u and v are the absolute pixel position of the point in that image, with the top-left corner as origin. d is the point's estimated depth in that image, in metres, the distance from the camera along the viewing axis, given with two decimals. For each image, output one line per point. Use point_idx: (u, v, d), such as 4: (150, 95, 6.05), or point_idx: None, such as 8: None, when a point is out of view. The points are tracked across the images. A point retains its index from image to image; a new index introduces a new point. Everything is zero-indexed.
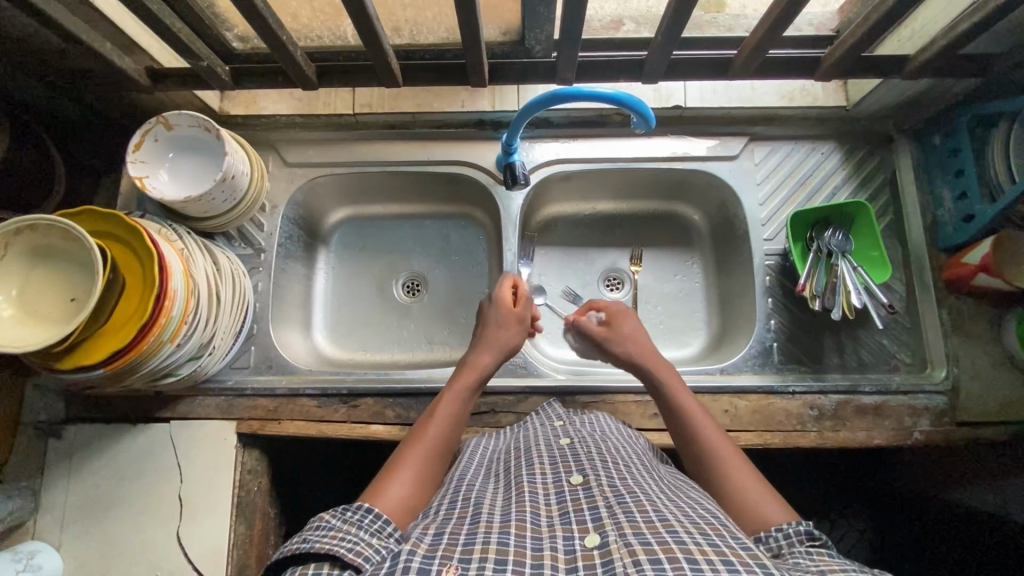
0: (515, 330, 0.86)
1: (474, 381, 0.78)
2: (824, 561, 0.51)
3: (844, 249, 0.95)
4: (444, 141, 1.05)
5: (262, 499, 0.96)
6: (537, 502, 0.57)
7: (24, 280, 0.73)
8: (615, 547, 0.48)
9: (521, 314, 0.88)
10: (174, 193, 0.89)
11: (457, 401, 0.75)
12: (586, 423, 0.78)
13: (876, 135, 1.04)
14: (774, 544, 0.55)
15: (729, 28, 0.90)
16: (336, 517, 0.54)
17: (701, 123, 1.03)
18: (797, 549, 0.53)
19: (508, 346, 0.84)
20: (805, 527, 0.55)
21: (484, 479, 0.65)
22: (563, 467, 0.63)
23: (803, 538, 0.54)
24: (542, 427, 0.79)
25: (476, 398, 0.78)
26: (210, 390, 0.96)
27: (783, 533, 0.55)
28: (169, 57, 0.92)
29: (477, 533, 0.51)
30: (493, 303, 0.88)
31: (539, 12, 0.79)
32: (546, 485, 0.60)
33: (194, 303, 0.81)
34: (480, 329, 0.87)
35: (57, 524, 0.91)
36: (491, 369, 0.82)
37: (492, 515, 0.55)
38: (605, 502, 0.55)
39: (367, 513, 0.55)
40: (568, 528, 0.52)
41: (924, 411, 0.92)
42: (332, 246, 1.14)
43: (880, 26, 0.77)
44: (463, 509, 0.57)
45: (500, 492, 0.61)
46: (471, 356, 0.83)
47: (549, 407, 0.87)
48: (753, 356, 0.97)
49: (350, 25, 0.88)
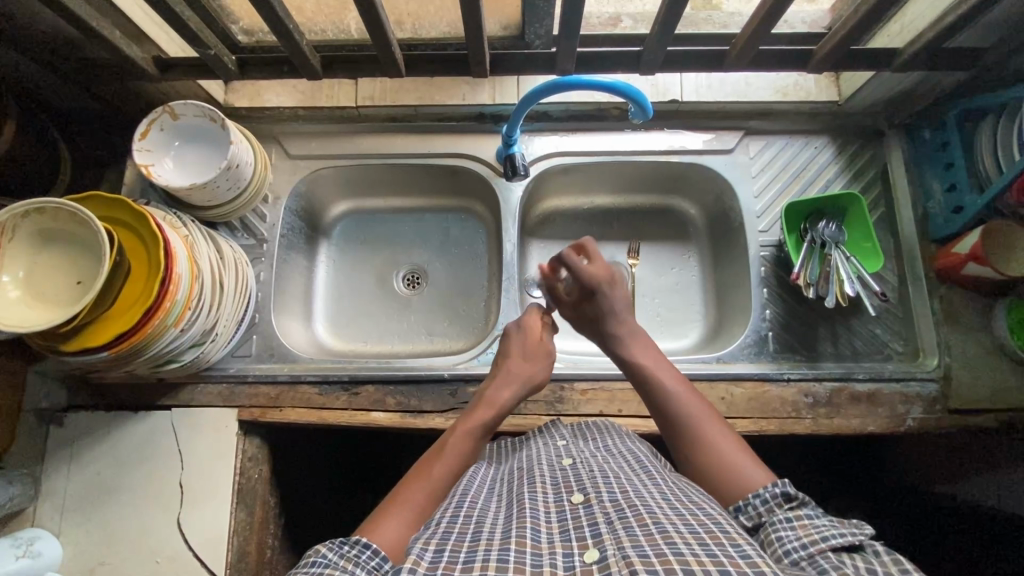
0: (539, 362, 0.86)
1: (491, 419, 0.76)
2: (804, 528, 0.55)
3: (837, 240, 0.97)
4: (445, 134, 1.07)
5: (262, 486, 0.97)
6: (538, 520, 0.58)
7: (31, 261, 0.73)
8: (613, 561, 0.49)
9: (548, 347, 0.88)
10: (177, 180, 0.90)
11: (471, 438, 0.73)
12: (589, 443, 0.79)
13: (867, 129, 1.06)
14: (754, 512, 0.60)
15: (724, 24, 0.93)
16: (333, 552, 0.55)
17: (697, 118, 1.06)
18: (777, 517, 0.58)
19: (530, 382, 0.84)
20: (781, 489, 0.60)
21: (486, 496, 0.67)
22: (565, 488, 0.64)
23: (780, 500, 0.60)
24: (545, 446, 0.79)
25: (490, 433, 0.77)
26: (211, 378, 0.97)
27: (761, 499, 0.60)
28: (177, 48, 0.94)
29: (477, 550, 0.53)
30: (521, 331, 0.89)
31: (539, 6, 0.81)
32: (547, 505, 0.61)
33: (198, 288, 0.82)
34: (503, 358, 0.87)
35: (56, 512, 0.91)
36: (510, 404, 0.80)
37: (493, 533, 0.56)
38: (605, 518, 0.56)
39: (365, 549, 0.56)
40: (568, 544, 0.53)
41: (916, 398, 0.94)
42: (333, 239, 1.16)
43: (868, 20, 0.79)
44: (465, 525, 0.59)
45: (501, 511, 0.62)
46: (490, 391, 0.81)
47: (555, 429, 0.86)
48: (750, 345, 0.98)
49: (353, 18, 0.90)
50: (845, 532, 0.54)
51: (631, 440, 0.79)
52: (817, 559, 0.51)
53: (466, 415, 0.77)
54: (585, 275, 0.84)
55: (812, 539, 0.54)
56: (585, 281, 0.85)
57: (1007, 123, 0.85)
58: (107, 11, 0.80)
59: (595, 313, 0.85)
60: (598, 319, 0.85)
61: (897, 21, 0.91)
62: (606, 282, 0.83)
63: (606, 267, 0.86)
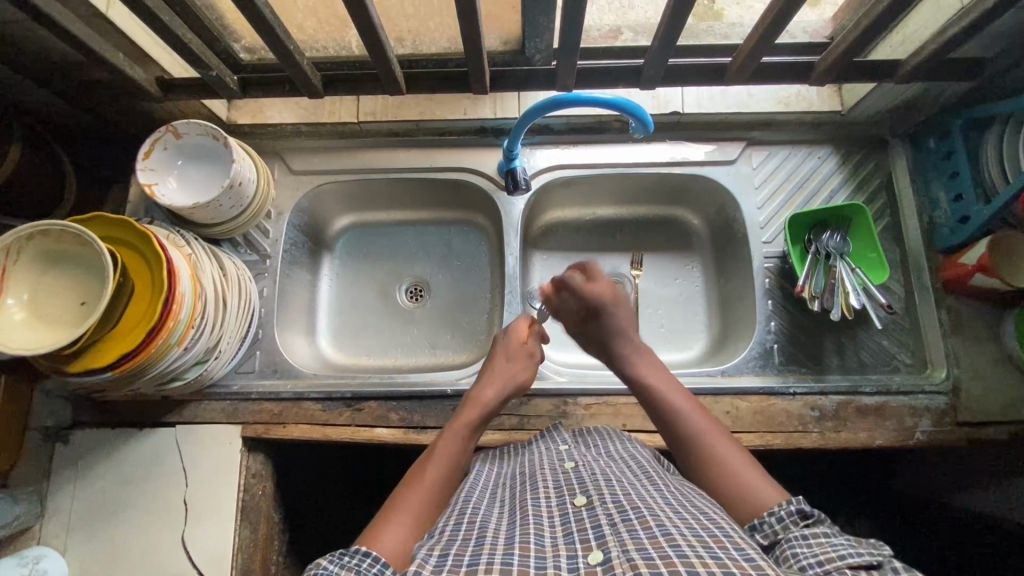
0: (524, 364, 0.86)
1: (475, 418, 0.77)
2: (820, 545, 0.54)
3: (842, 251, 0.96)
4: (447, 147, 1.07)
5: (267, 503, 0.97)
6: (541, 524, 0.57)
7: (36, 283, 0.74)
8: (617, 563, 0.48)
9: (532, 349, 0.88)
10: (182, 200, 0.91)
11: (458, 437, 0.75)
12: (592, 447, 0.78)
13: (872, 138, 1.05)
14: (769, 530, 0.59)
15: (725, 36, 0.93)
16: (333, 564, 0.55)
17: (698, 129, 1.05)
18: (793, 534, 0.57)
19: (514, 381, 0.84)
20: (796, 507, 0.60)
21: (489, 501, 0.66)
22: (567, 491, 0.63)
23: (795, 518, 0.59)
24: (547, 451, 0.79)
25: (479, 433, 0.78)
26: (215, 395, 0.97)
27: (776, 517, 0.60)
28: (180, 68, 0.95)
29: (482, 554, 0.52)
30: (506, 334, 0.89)
31: (539, 22, 0.81)
32: (550, 508, 0.60)
33: (201, 306, 0.82)
34: (488, 359, 0.88)
35: (62, 530, 0.92)
36: (495, 404, 0.81)
37: (497, 537, 0.56)
38: (608, 520, 0.55)
39: (365, 557, 0.55)
40: (571, 547, 0.53)
41: (925, 412, 0.93)
42: (337, 252, 1.16)
43: (869, 32, 0.79)
44: (469, 531, 0.58)
45: (504, 515, 0.61)
46: (475, 391, 0.82)
47: (555, 433, 0.85)
48: (754, 357, 0.97)
49: (354, 36, 0.90)
50: (864, 552, 0.52)
51: (630, 441, 0.80)
52: (833, 575, 0.50)
53: (454, 417, 0.79)
54: (588, 295, 0.85)
55: (829, 556, 0.53)
56: (587, 300, 0.85)
57: (1014, 130, 0.85)
58: (110, 34, 0.81)
59: (603, 330, 0.85)
60: (607, 334, 0.85)
61: (899, 31, 0.90)
62: (613, 300, 0.84)
63: (610, 286, 0.87)
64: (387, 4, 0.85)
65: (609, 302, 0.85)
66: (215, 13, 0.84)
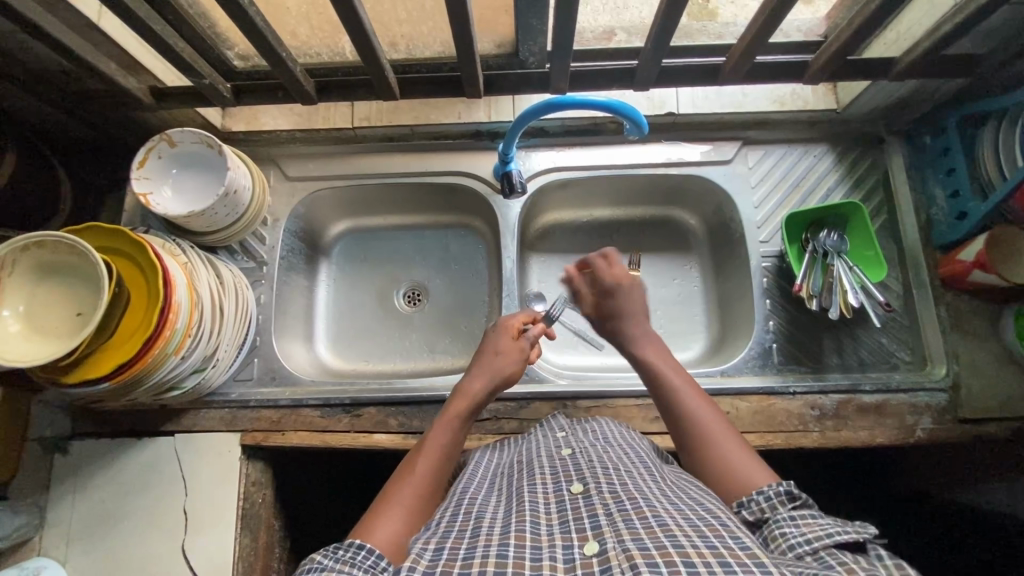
0: (513, 355, 0.84)
1: (464, 409, 0.76)
2: (808, 526, 0.54)
3: (839, 249, 0.97)
4: (443, 151, 1.08)
5: (266, 511, 0.96)
6: (537, 511, 0.57)
7: (30, 295, 0.73)
8: (614, 554, 0.48)
9: (523, 345, 0.86)
10: (177, 208, 0.91)
11: (450, 429, 0.74)
12: (589, 433, 0.78)
13: (867, 136, 1.05)
14: (757, 509, 0.59)
15: (718, 35, 0.92)
16: (329, 558, 0.54)
17: (693, 128, 1.05)
18: (781, 515, 0.56)
19: (503, 373, 0.82)
20: (784, 487, 0.59)
21: (485, 492, 0.65)
22: (564, 477, 0.63)
23: (784, 498, 0.58)
24: (545, 437, 0.78)
25: (468, 425, 0.77)
26: (214, 403, 0.97)
27: (764, 496, 0.59)
28: (172, 77, 0.95)
29: (476, 546, 0.52)
30: (497, 328, 0.87)
31: (532, 26, 0.80)
32: (546, 495, 0.60)
33: (197, 316, 0.82)
34: (479, 352, 0.86)
35: (62, 541, 0.91)
36: (483, 396, 0.80)
37: (493, 527, 0.55)
38: (604, 510, 0.55)
39: (360, 550, 0.55)
40: (568, 536, 0.52)
41: (925, 409, 0.93)
42: (333, 258, 1.16)
43: (862, 31, 0.78)
44: (465, 521, 0.58)
45: (501, 506, 0.61)
46: (463, 381, 0.81)
47: (554, 419, 0.85)
48: (753, 357, 0.97)
49: (349, 42, 0.90)
50: (849, 529, 0.52)
51: (625, 429, 0.80)
52: (821, 555, 0.50)
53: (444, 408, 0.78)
54: (607, 274, 0.88)
55: (816, 535, 0.52)
56: (604, 281, 0.88)
57: (1008, 128, 0.84)
58: (102, 44, 0.81)
59: (611, 309, 0.86)
60: (617, 314, 0.86)
61: (893, 28, 0.90)
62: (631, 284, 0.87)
63: (625, 273, 0.88)
64: (378, 10, 0.85)
65: (624, 286, 0.87)
66: (208, 22, 0.84)
